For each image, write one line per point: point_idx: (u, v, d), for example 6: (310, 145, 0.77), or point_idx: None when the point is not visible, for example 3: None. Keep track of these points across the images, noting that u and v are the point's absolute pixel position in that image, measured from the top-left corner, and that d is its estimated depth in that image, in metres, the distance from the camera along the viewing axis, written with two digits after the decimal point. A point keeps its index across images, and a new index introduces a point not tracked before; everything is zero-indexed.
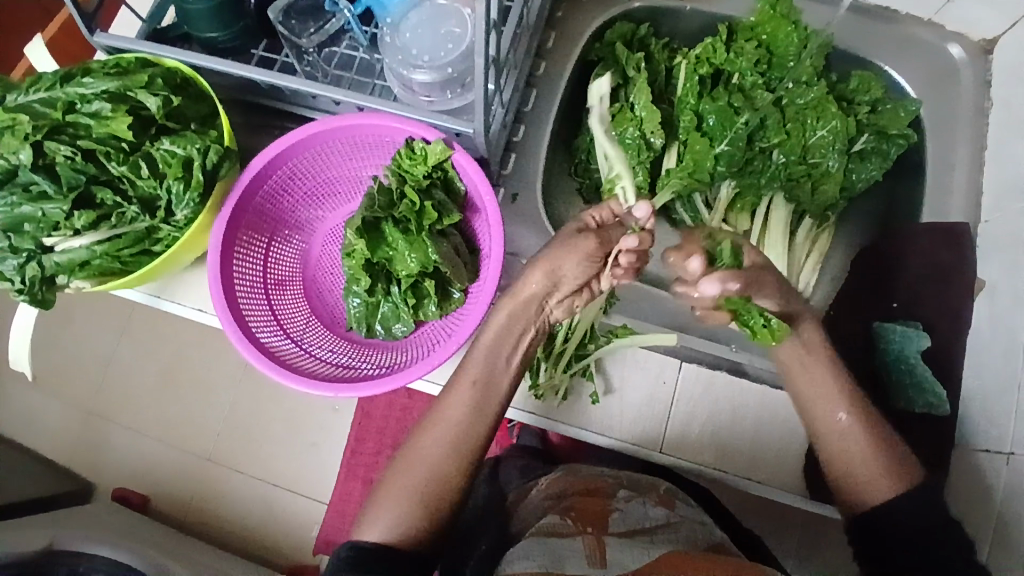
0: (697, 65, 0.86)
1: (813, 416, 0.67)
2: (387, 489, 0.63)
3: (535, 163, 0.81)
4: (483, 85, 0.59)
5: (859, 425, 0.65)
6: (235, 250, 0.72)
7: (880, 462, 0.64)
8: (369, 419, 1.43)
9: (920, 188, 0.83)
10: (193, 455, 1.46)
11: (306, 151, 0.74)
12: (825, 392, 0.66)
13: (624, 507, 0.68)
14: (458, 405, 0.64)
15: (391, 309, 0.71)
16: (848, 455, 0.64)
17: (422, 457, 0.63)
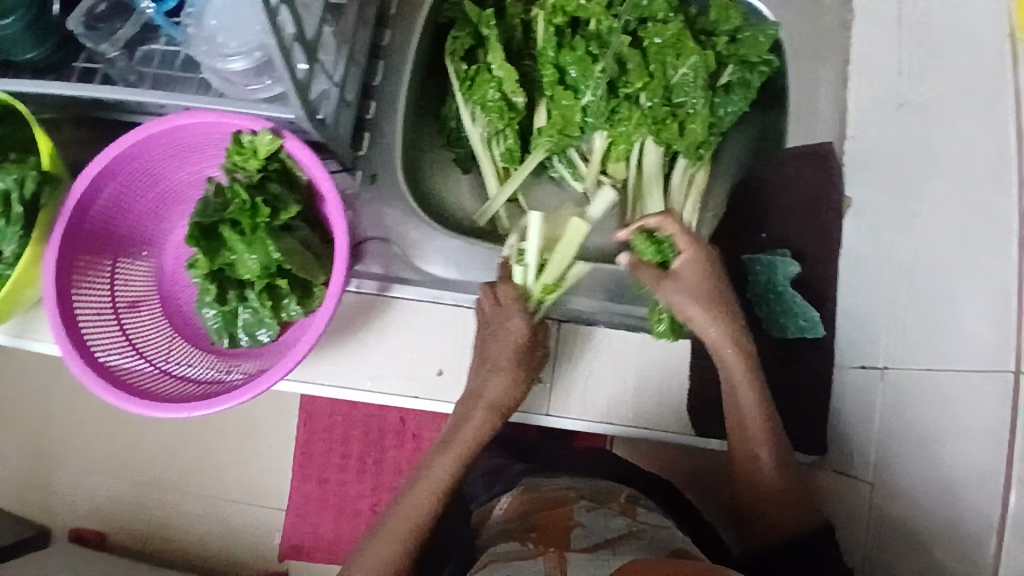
0: (552, 15, 0.82)
1: (737, 453, 0.72)
2: (375, 537, 0.67)
3: (392, 140, 0.77)
4: (286, 72, 0.55)
5: (780, 470, 0.70)
6: (74, 275, 0.68)
7: (800, 506, 0.70)
8: (314, 421, 1.29)
9: (787, 112, 0.82)
10: (139, 482, 1.31)
11: (137, 160, 0.69)
12: (755, 438, 0.70)
13: (586, 521, 0.65)
14: (442, 472, 0.69)
15: (251, 315, 0.67)
16: (773, 500, 0.71)
17: (398, 526, 0.67)
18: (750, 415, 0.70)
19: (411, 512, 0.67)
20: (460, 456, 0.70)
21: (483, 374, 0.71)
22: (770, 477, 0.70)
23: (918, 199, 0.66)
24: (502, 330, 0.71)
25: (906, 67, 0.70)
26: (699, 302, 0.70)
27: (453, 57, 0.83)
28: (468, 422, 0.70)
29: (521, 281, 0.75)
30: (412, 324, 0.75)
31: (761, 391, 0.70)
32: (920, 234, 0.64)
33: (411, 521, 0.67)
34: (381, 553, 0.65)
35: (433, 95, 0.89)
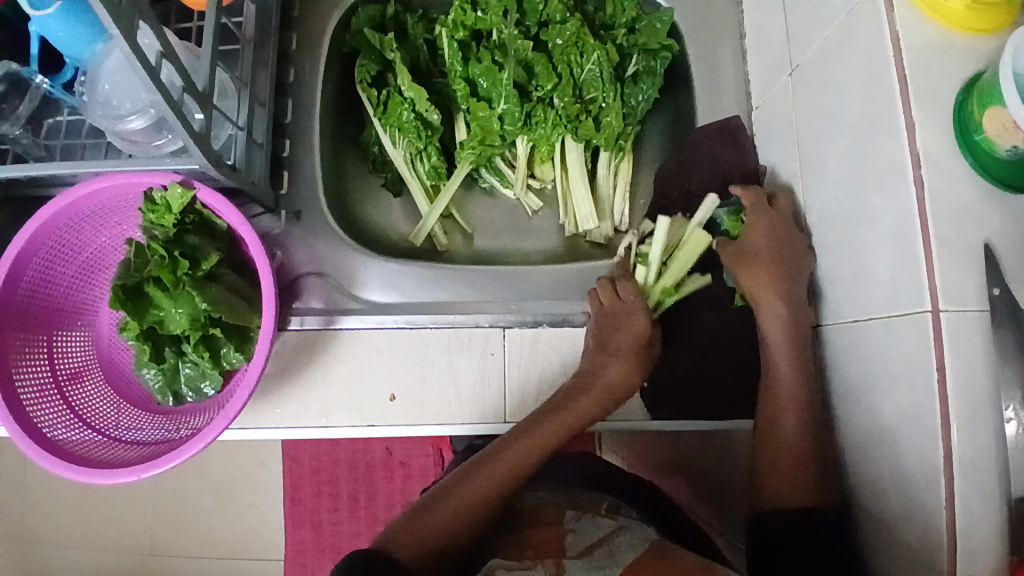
0: (453, 30, 0.83)
1: (762, 419, 0.70)
2: (456, 487, 0.63)
3: (313, 175, 0.78)
4: (179, 124, 0.56)
5: (799, 433, 0.67)
6: (8, 354, 0.67)
7: (810, 470, 0.66)
8: (298, 463, 1.25)
9: (693, 93, 0.84)
10: (130, 554, 1.28)
11: (57, 230, 0.69)
12: (783, 394, 0.68)
13: (577, 527, 0.59)
14: (546, 438, 0.66)
15: (194, 369, 0.68)
16: (780, 466, 0.67)
17: (487, 480, 0.63)
18: (784, 373, 0.68)
19: (506, 469, 0.64)
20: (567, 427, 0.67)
21: (608, 356, 0.72)
22: (789, 446, 0.67)
23: (820, 158, 0.68)
24: (618, 327, 0.73)
25: (792, 32, 0.72)
26: (769, 282, 0.69)
27: (363, 86, 0.83)
28: (586, 394, 0.69)
29: (643, 280, 0.79)
30: (359, 353, 0.75)
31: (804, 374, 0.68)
32: (827, 191, 0.67)
33: (501, 474, 0.63)
34: (465, 495, 0.62)
35: (353, 125, 0.90)
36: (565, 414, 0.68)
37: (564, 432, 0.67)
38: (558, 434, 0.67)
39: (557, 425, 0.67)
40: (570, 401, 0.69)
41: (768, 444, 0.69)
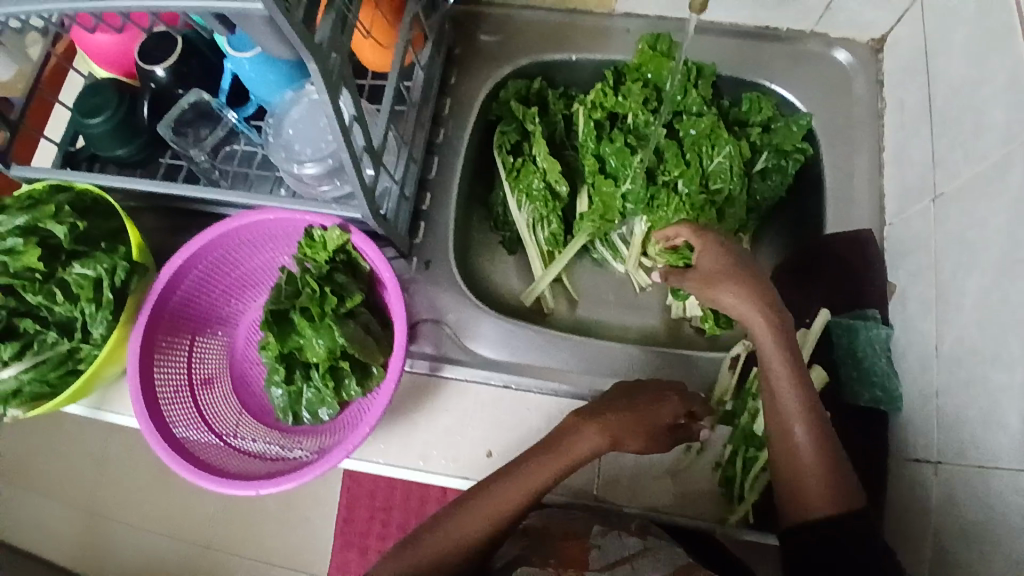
0: (592, 110, 0.88)
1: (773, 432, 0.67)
2: (467, 502, 0.66)
3: (445, 230, 0.83)
4: (355, 176, 0.62)
5: (813, 442, 0.64)
6: (157, 356, 0.74)
7: (831, 476, 0.63)
8: None
9: (823, 198, 0.84)
10: None
11: (216, 250, 0.76)
12: (789, 408, 0.66)
13: (602, 542, 0.62)
14: (538, 479, 0.65)
15: (314, 393, 0.72)
16: (795, 467, 0.64)
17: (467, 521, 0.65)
18: (786, 389, 0.67)
19: (489, 514, 0.65)
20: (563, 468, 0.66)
21: (617, 402, 0.68)
22: (810, 453, 0.64)
23: (955, 290, 0.67)
24: (645, 388, 0.70)
25: (940, 156, 0.72)
26: (726, 285, 0.73)
27: (500, 150, 0.89)
28: (588, 439, 0.66)
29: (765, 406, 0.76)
30: (462, 402, 0.79)
31: (796, 372, 0.67)
32: (960, 322, 0.66)
33: (499, 507, 0.65)
34: (463, 520, 0.65)
35: (483, 184, 0.95)
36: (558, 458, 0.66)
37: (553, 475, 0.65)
38: (548, 475, 0.65)
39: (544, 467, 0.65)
40: (564, 443, 0.66)
41: (784, 453, 0.66)
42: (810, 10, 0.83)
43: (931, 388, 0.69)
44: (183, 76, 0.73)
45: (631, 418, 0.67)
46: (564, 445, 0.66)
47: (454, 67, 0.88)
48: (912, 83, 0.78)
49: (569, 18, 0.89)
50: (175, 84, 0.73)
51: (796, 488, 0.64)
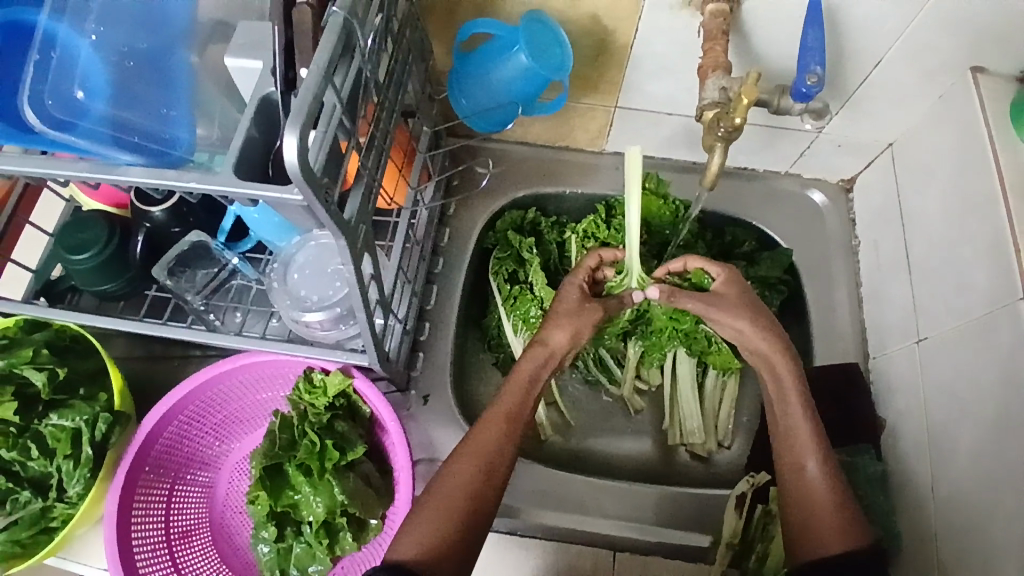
0: (584, 239, 0.90)
1: (783, 467, 0.69)
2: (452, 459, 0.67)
3: (444, 362, 0.83)
4: (365, 320, 0.61)
5: (826, 477, 0.67)
6: (133, 513, 0.68)
7: (842, 514, 0.64)
8: None
9: (809, 330, 0.87)
10: None
11: (204, 393, 0.72)
12: (802, 443, 0.69)
13: None
14: (506, 405, 0.70)
15: (304, 550, 0.67)
16: (808, 504, 0.66)
17: (421, 532, 0.62)
18: (798, 417, 0.71)
19: (480, 450, 0.66)
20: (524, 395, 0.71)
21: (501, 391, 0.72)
22: (822, 489, 0.66)
23: (946, 436, 0.70)
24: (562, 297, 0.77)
25: (922, 301, 0.76)
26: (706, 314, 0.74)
27: (497, 277, 0.90)
28: (538, 362, 0.73)
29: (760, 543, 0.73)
30: None
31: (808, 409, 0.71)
32: (955, 469, 0.68)
33: (486, 446, 0.66)
34: (459, 474, 0.65)
35: (476, 306, 0.95)
36: (472, 450, 0.66)
37: (474, 470, 0.65)
38: (473, 473, 0.65)
39: (467, 459, 0.66)
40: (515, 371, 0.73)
41: (799, 500, 0.67)
42: (789, 153, 0.89)
43: (929, 530, 0.70)
44: (181, 216, 0.72)
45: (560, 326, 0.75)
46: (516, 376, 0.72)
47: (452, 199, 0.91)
48: (886, 227, 0.84)
49: (561, 155, 0.93)
50: (172, 222, 0.71)
51: (810, 538, 0.64)
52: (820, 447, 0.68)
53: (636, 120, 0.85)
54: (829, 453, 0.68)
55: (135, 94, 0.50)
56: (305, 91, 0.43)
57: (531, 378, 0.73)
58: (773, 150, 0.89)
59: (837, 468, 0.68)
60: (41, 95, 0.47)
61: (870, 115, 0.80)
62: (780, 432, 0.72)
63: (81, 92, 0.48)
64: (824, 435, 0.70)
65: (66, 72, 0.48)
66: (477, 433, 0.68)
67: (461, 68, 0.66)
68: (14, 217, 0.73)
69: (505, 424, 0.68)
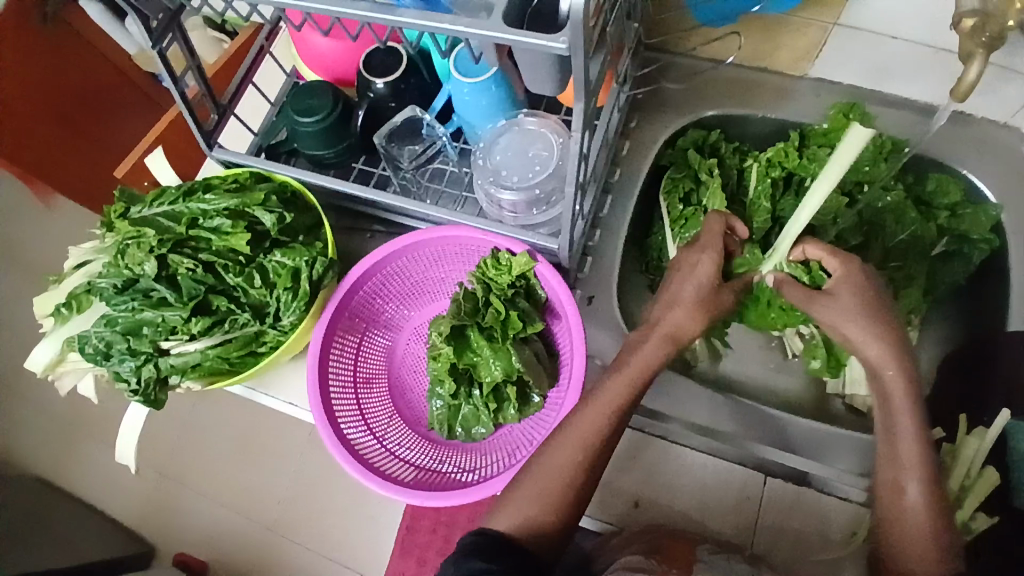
0: (769, 168, 0.85)
1: (880, 483, 0.64)
2: (550, 446, 0.66)
3: (611, 268, 0.84)
4: (572, 199, 0.64)
5: (928, 504, 0.61)
6: (331, 352, 0.76)
7: (938, 544, 0.60)
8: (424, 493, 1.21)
9: (1008, 291, 0.80)
10: (258, 524, 1.27)
11: (398, 259, 0.78)
12: (906, 463, 0.62)
13: (707, 559, 0.64)
14: (612, 400, 0.65)
15: (471, 411, 0.73)
16: (901, 528, 0.61)
17: (515, 512, 0.63)
18: (905, 434, 0.63)
19: (579, 443, 0.64)
20: (634, 388, 0.65)
21: (604, 382, 0.67)
22: (921, 516, 0.61)
23: None
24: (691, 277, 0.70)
25: None
26: (860, 320, 0.67)
27: (669, 197, 0.88)
28: (648, 354, 0.67)
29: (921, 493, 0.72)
30: None
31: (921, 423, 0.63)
32: None
33: (585, 441, 0.64)
34: (554, 464, 0.64)
35: (642, 226, 0.94)
36: (570, 447, 0.64)
37: (576, 461, 0.64)
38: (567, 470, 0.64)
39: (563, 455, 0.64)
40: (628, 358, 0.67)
41: (890, 521, 0.62)
42: None
43: None
44: (400, 92, 0.77)
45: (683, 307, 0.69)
46: (622, 368, 0.66)
47: (635, 112, 0.91)
48: None
49: (756, 76, 0.89)
50: (391, 97, 0.77)
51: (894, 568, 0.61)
52: (927, 470, 0.62)
53: None
54: (933, 475, 0.62)
55: None
56: None
57: (647, 370, 0.66)
58: None
59: (940, 496, 0.62)
60: None
61: None
62: (881, 446, 0.64)
63: None
64: (933, 454, 0.63)
65: None
66: (579, 426, 0.65)
67: None
68: (243, 82, 0.83)
69: (611, 423, 0.65)
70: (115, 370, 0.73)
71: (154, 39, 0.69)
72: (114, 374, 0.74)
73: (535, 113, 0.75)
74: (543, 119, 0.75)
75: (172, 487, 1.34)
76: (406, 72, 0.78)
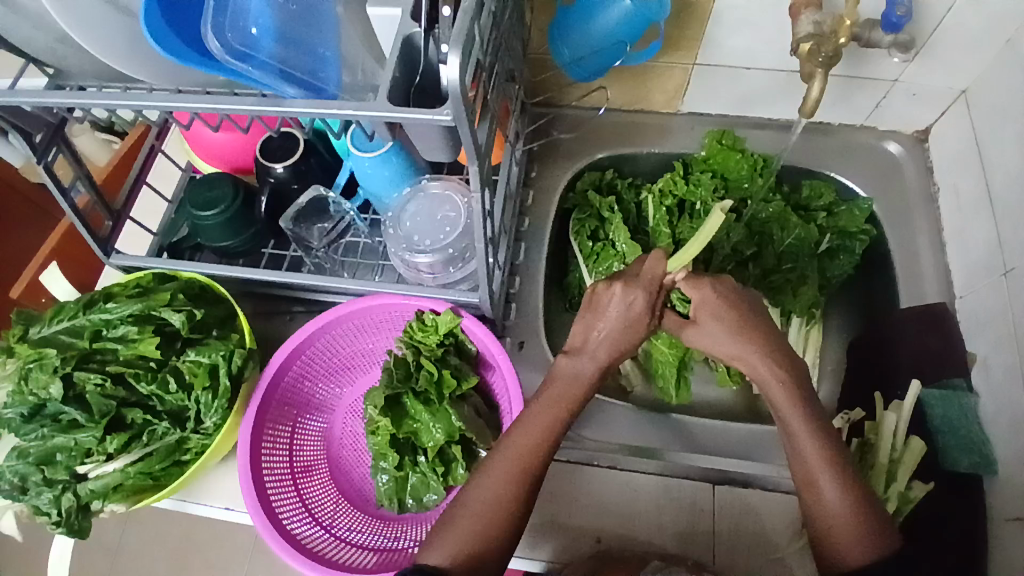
0: (661, 198, 0.92)
1: (798, 481, 0.65)
2: (479, 478, 0.64)
3: (535, 311, 0.87)
4: (483, 257, 0.67)
5: (844, 495, 0.62)
6: (263, 444, 0.73)
7: (862, 527, 0.61)
8: None
9: (892, 276, 0.89)
10: None
11: (321, 338, 0.77)
12: (816, 459, 0.63)
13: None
14: (543, 423, 0.64)
15: (419, 479, 0.72)
16: (827, 521, 0.62)
17: (448, 547, 0.61)
18: (805, 433, 0.64)
19: (511, 468, 0.63)
20: (564, 410, 0.65)
21: (531, 406, 0.66)
22: (841, 507, 0.62)
23: None
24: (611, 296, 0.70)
25: (1006, 236, 0.78)
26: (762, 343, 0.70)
27: (578, 236, 0.92)
28: (579, 380, 0.67)
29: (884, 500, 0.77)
30: (562, 483, 0.79)
31: (815, 415, 0.66)
32: None
33: (518, 469, 0.63)
34: (485, 497, 0.62)
35: (560, 266, 0.98)
36: (506, 470, 0.63)
37: (509, 490, 0.62)
38: (509, 491, 0.62)
39: (493, 484, 0.62)
40: (551, 381, 0.68)
41: (815, 517, 0.63)
42: (863, 107, 0.92)
43: None
44: (302, 173, 0.79)
45: (601, 317, 0.69)
46: (547, 390, 0.67)
47: (535, 162, 0.96)
48: (964, 170, 0.86)
49: (638, 116, 0.97)
50: (293, 180, 0.79)
51: (829, 556, 0.62)
52: (835, 462, 0.63)
53: (714, 77, 0.88)
54: (845, 469, 0.64)
55: (298, 34, 0.56)
56: (460, 24, 0.49)
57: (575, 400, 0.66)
58: (849, 101, 0.91)
59: (853, 482, 0.63)
60: (222, 27, 0.51)
61: (943, 62, 0.81)
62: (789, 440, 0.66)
63: (254, 30, 0.53)
64: (837, 444, 0.65)
65: (239, 12, 0.52)
66: (506, 447, 0.64)
67: (565, 19, 0.77)
68: (137, 184, 0.82)
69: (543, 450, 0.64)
70: (33, 503, 0.68)
71: (38, 153, 0.68)
72: (32, 508, 0.68)
73: (438, 177, 0.78)
74: (447, 181, 0.78)
75: None
76: (304, 154, 0.79)
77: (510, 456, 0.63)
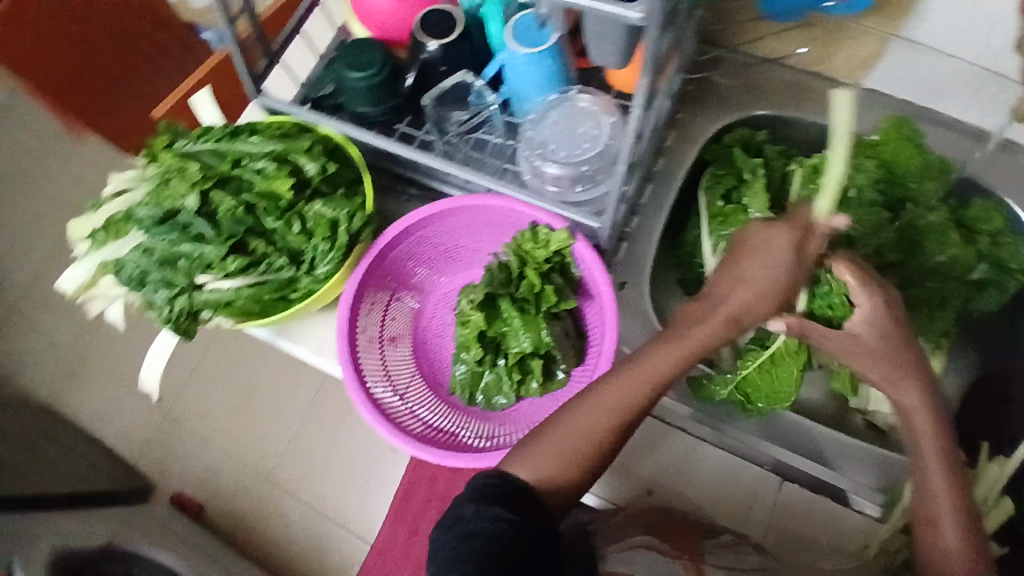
0: (813, 174, 0.83)
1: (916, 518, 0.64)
2: (578, 404, 0.65)
3: (645, 256, 0.84)
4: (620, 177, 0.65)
5: (964, 540, 0.61)
6: (361, 306, 0.76)
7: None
8: (422, 465, 1.23)
9: None
10: (254, 472, 1.40)
11: (434, 223, 0.78)
12: (944, 501, 0.63)
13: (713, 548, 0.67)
14: (657, 370, 0.64)
15: (494, 380, 0.74)
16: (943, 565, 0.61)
17: (535, 461, 0.63)
18: (935, 473, 0.64)
19: (615, 404, 0.63)
20: (681, 361, 0.64)
21: (649, 350, 0.65)
22: (959, 553, 0.61)
23: None
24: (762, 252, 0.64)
25: None
26: (887, 355, 0.65)
27: (710, 192, 0.87)
28: (702, 333, 0.64)
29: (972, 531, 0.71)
30: None
31: (951, 461, 0.64)
32: None
33: (621, 407, 0.63)
34: (583, 424, 0.63)
35: (676, 220, 0.94)
36: (610, 404, 0.63)
37: (609, 424, 0.63)
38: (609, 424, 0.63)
39: (593, 413, 0.64)
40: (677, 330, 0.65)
41: (929, 558, 0.62)
42: None
43: None
44: (453, 56, 0.78)
45: (738, 282, 0.64)
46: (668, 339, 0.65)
47: (685, 103, 0.90)
48: None
49: (812, 81, 0.88)
50: (443, 60, 0.78)
51: None
52: (962, 509, 0.63)
53: None
54: (967, 517, 0.63)
55: None
56: None
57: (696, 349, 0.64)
58: None
59: (976, 532, 0.62)
60: None
61: None
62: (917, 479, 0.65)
63: None
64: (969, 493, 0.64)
65: None
66: (616, 383, 0.64)
67: None
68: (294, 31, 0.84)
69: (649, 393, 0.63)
70: (150, 297, 0.74)
71: None
72: (148, 300, 0.74)
73: (588, 91, 0.75)
74: (597, 98, 0.75)
75: (170, 428, 1.45)
76: (460, 37, 0.78)
77: (617, 392, 0.63)
